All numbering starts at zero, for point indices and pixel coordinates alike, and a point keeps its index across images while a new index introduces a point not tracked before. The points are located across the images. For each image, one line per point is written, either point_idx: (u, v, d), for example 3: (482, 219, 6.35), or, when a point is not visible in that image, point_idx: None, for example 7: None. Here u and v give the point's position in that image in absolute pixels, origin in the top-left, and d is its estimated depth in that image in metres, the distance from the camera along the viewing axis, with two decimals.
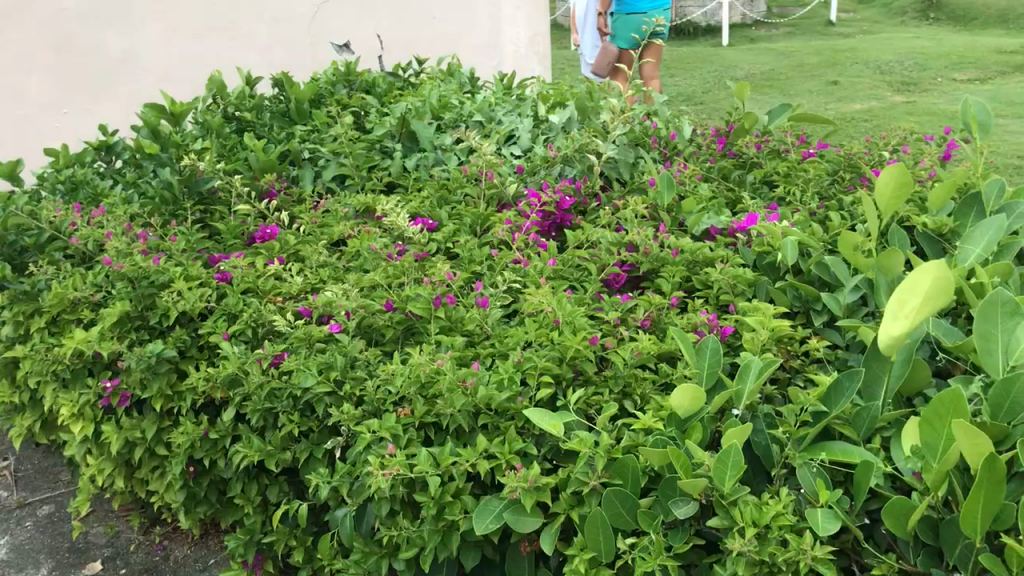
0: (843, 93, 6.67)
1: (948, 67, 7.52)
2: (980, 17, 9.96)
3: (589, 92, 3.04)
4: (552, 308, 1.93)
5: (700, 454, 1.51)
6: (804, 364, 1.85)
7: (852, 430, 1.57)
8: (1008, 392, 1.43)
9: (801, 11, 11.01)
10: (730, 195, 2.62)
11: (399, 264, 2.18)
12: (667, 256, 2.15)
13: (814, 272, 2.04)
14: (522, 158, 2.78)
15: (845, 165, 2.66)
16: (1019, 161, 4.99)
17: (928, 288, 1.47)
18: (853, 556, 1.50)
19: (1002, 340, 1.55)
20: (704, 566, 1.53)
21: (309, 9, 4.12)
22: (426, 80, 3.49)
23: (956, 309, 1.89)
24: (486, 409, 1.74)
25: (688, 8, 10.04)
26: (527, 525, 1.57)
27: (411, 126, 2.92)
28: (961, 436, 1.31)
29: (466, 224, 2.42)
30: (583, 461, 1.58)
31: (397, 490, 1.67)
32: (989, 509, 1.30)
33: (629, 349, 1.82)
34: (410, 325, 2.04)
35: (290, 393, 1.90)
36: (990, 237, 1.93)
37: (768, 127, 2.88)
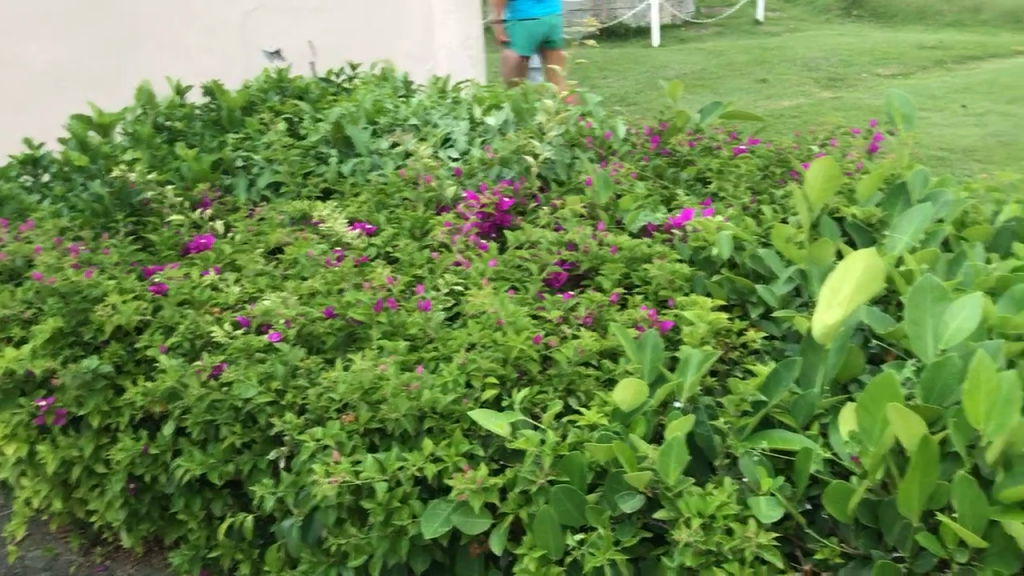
0: (771, 91, 6.80)
1: (871, 62, 7.70)
2: (899, 14, 10.23)
3: (523, 94, 3.06)
4: (494, 309, 1.94)
5: (644, 447, 1.53)
6: (742, 356, 1.88)
7: (791, 418, 1.60)
8: (938, 375, 1.49)
9: (728, 12, 11.19)
10: (665, 193, 2.65)
11: (337, 270, 2.16)
12: (606, 254, 2.17)
13: (748, 265, 2.09)
14: (459, 161, 2.78)
15: (775, 160, 2.71)
16: (943, 152, 5.13)
17: (860, 276, 1.55)
18: (796, 542, 1.52)
19: (931, 324, 1.59)
20: (652, 560, 1.55)
21: (238, 17, 4.09)
22: (360, 85, 3.46)
23: (887, 296, 1.93)
24: (431, 412, 1.73)
25: (618, 10, 10.14)
26: (475, 527, 1.58)
27: (345, 131, 2.90)
28: (895, 420, 1.34)
29: (405, 228, 2.41)
30: (530, 460, 1.59)
31: (344, 498, 1.66)
32: (925, 489, 1.34)
33: (572, 346, 1.83)
34: (351, 331, 2.01)
35: (231, 405, 1.88)
36: (916, 225, 2.01)
37: (700, 125, 2.92)
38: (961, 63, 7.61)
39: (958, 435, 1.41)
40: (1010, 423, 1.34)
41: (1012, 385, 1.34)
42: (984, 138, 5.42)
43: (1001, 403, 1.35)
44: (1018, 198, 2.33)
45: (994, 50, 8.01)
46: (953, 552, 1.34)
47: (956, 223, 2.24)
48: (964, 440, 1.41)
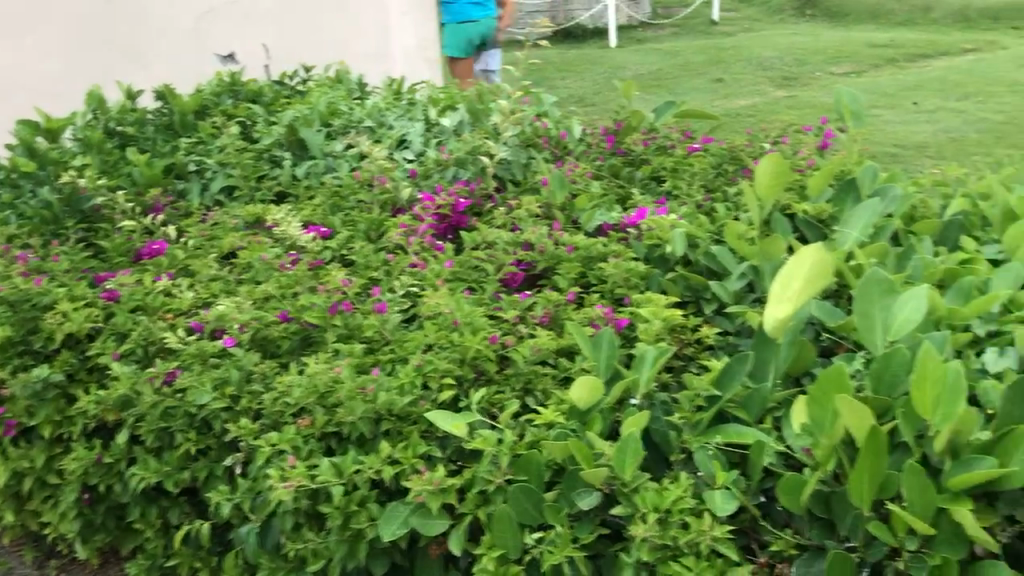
0: (726, 90, 6.87)
1: (825, 61, 7.81)
2: (852, 13, 10.37)
3: (478, 95, 3.05)
4: (450, 309, 1.93)
5: (600, 444, 1.54)
6: (697, 352, 1.90)
7: (745, 411, 1.62)
8: (887, 367, 1.51)
9: (684, 12, 11.27)
10: (620, 192, 2.66)
11: (292, 274, 2.14)
12: (562, 254, 2.18)
13: (702, 262, 2.11)
14: (414, 163, 2.77)
15: (728, 158, 2.74)
16: (896, 149, 5.21)
17: (809, 272, 1.59)
18: (752, 534, 1.53)
19: (879, 317, 1.62)
20: (611, 556, 1.55)
21: (190, 23, 4.05)
22: (314, 88, 3.44)
23: (838, 291, 1.95)
24: (388, 415, 1.72)
25: (575, 11, 10.16)
26: (434, 528, 1.57)
27: (299, 134, 2.88)
28: (845, 411, 1.36)
29: (361, 231, 2.39)
30: (487, 460, 1.59)
31: (301, 503, 1.65)
32: (875, 479, 1.36)
33: (529, 346, 1.83)
34: (306, 335, 2.00)
35: (185, 411, 1.86)
36: (865, 220, 2.04)
37: (654, 125, 2.94)
38: (911, 62, 7.73)
39: (906, 426, 1.43)
40: (957, 412, 1.37)
41: (958, 375, 1.37)
42: (935, 134, 5.52)
43: (949, 393, 1.37)
44: (964, 192, 2.37)
45: (944, 48, 8.15)
46: (903, 540, 1.37)
47: (905, 217, 2.28)
48: (913, 431, 1.44)
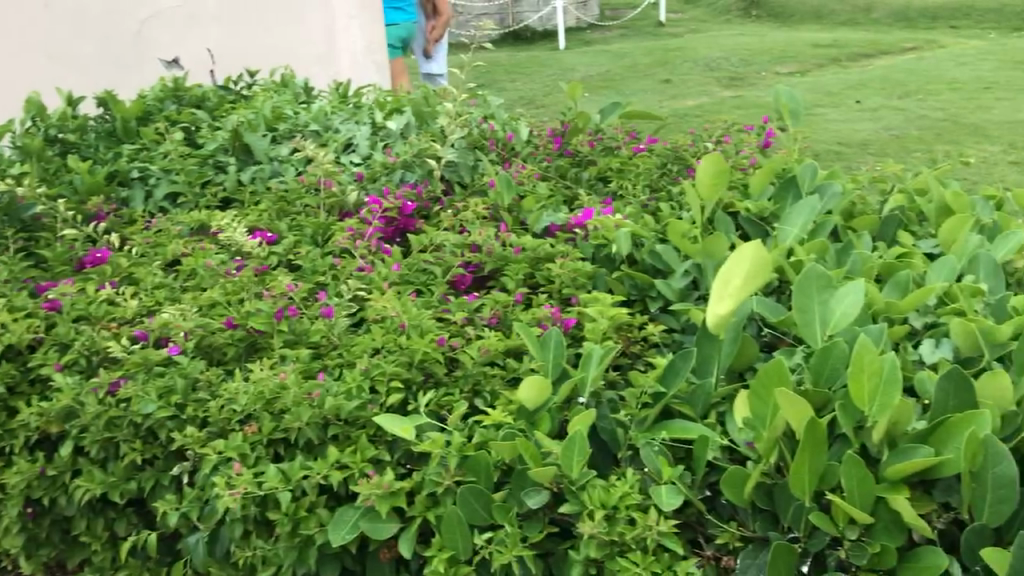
0: (674, 91, 6.93)
1: (770, 61, 7.92)
2: (796, 14, 10.54)
3: (425, 97, 3.06)
4: (396, 312, 1.93)
5: (547, 443, 1.56)
6: (644, 349, 1.93)
7: (690, 407, 1.65)
8: (826, 360, 1.55)
9: (631, 14, 11.36)
10: (567, 193, 2.68)
11: (237, 280, 2.13)
12: (509, 255, 2.18)
13: (647, 261, 2.14)
14: (361, 166, 2.76)
15: (673, 158, 2.78)
16: (839, 147, 5.31)
17: (746, 272, 1.66)
18: (698, 528, 1.55)
19: (818, 311, 1.65)
20: (561, 554, 1.56)
21: (134, 26, 3.99)
22: (259, 92, 3.41)
23: (779, 287, 1.98)
24: (335, 420, 1.72)
25: (524, 13, 10.17)
26: (383, 532, 1.57)
27: (244, 138, 2.85)
28: (784, 404, 1.39)
29: (307, 236, 2.38)
30: (436, 461, 1.59)
31: (249, 510, 1.63)
32: (814, 470, 1.39)
33: (476, 347, 1.83)
34: (253, 341, 1.99)
35: (130, 421, 1.83)
36: (805, 218, 2.08)
37: (600, 126, 2.97)
38: (854, 61, 7.87)
39: (844, 417, 1.46)
40: (893, 402, 1.41)
41: (893, 366, 1.40)
42: (877, 131, 5.63)
43: (884, 384, 1.41)
44: (901, 187, 2.43)
45: (886, 47, 8.32)
46: (844, 529, 1.40)
47: (845, 213, 2.32)
48: (851, 422, 1.47)
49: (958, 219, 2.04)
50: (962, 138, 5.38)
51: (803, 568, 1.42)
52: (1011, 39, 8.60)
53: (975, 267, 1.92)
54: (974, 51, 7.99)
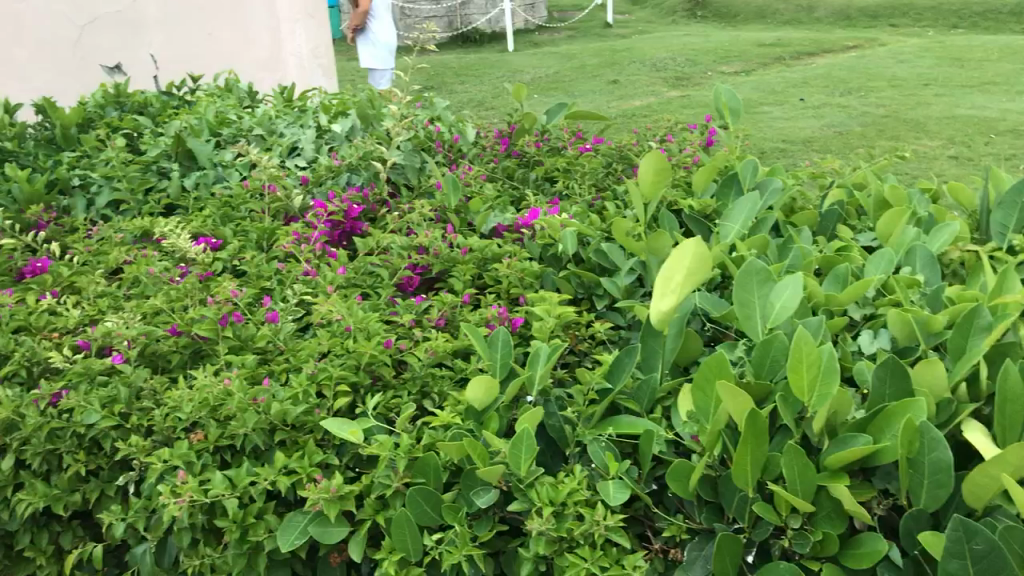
0: (623, 92, 6.97)
1: (716, 60, 8.02)
2: (740, 14, 10.68)
3: (370, 100, 3.05)
4: (342, 316, 1.92)
5: (495, 442, 1.56)
6: (591, 347, 1.95)
7: (636, 403, 1.67)
8: (767, 352, 1.57)
9: (579, 15, 11.42)
10: (515, 194, 2.69)
11: (181, 286, 2.10)
12: (456, 256, 2.18)
13: (593, 260, 2.15)
14: (306, 170, 2.74)
15: (618, 158, 2.81)
16: (785, 144, 5.39)
17: (690, 262, 1.68)
18: (646, 522, 1.57)
19: (759, 304, 1.68)
20: (511, 552, 1.57)
21: (73, 33, 3.93)
22: (203, 97, 3.37)
23: (722, 283, 2.01)
24: (282, 425, 1.70)
25: (472, 15, 10.16)
26: (332, 537, 1.56)
27: (187, 144, 2.82)
28: (726, 396, 1.41)
29: (252, 241, 2.36)
30: (384, 464, 1.59)
31: (196, 518, 1.61)
32: (757, 461, 1.41)
33: (423, 349, 1.83)
34: (198, 348, 1.96)
35: (74, 432, 1.80)
36: (745, 214, 2.11)
37: (546, 126, 2.98)
38: (797, 60, 8.01)
39: (785, 408, 1.48)
40: (832, 391, 1.44)
41: (831, 356, 1.43)
42: (821, 128, 5.72)
43: (823, 374, 1.44)
44: (840, 182, 2.48)
45: (828, 46, 8.46)
46: (787, 518, 1.42)
47: (786, 209, 2.36)
48: (792, 412, 1.49)
49: (895, 212, 2.09)
50: (903, 134, 5.49)
51: (748, 558, 1.44)
52: (949, 36, 8.80)
53: (911, 259, 1.97)
54: (913, 49, 8.15)
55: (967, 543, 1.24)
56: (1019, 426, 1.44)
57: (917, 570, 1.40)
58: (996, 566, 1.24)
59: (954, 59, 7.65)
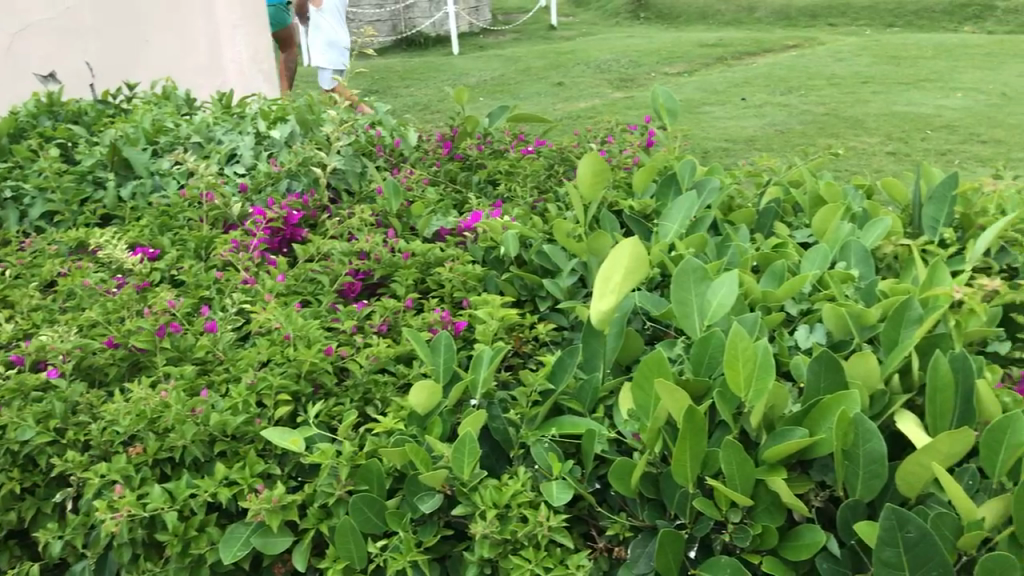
0: (567, 94, 7.01)
1: (659, 62, 8.09)
2: (683, 14, 10.80)
3: (309, 105, 3.03)
4: (280, 324, 1.89)
5: (438, 447, 1.56)
6: (535, 348, 1.95)
7: (579, 403, 1.68)
8: (705, 349, 1.59)
9: (523, 18, 11.45)
10: (457, 197, 2.69)
11: (118, 298, 2.06)
12: (398, 261, 2.18)
13: (536, 261, 2.16)
14: (245, 177, 2.71)
15: (559, 160, 2.82)
16: (728, 144, 5.46)
17: (627, 262, 1.72)
18: (589, 521, 1.58)
19: (696, 302, 1.70)
20: (456, 556, 1.56)
21: (4, 40, 3.76)
22: (139, 105, 3.32)
23: (662, 282, 2.04)
24: (222, 436, 1.68)
25: (416, 19, 10.11)
26: (275, 547, 1.54)
27: (123, 153, 2.78)
28: (664, 394, 1.43)
29: (190, 249, 2.33)
30: (326, 472, 1.58)
31: (135, 533, 1.58)
32: (696, 457, 1.43)
33: (364, 355, 1.82)
34: (135, 360, 1.93)
35: (7, 449, 1.75)
36: (684, 213, 2.15)
37: (487, 129, 2.98)
38: (739, 60, 8.11)
39: (723, 404, 1.50)
40: (768, 386, 1.46)
41: (766, 352, 1.45)
42: (763, 127, 5.79)
43: (759, 369, 1.46)
44: (776, 180, 2.51)
45: (769, 45, 8.58)
46: (727, 513, 1.44)
47: (724, 207, 2.39)
48: (729, 408, 1.51)
49: (829, 209, 2.12)
50: (843, 132, 5.59)
51: (691, 554, 1.45)
52: (886, 34, 8.97)
53: (846, 255, 2.01)
54: (850, 48, 8.31)
55: (900, 531, 1.27)
56: (950, 415, 1.48)
57: (854, 559, 1.42)
58: (928, 553, 1.26)
59: (890, 57, 7.81)
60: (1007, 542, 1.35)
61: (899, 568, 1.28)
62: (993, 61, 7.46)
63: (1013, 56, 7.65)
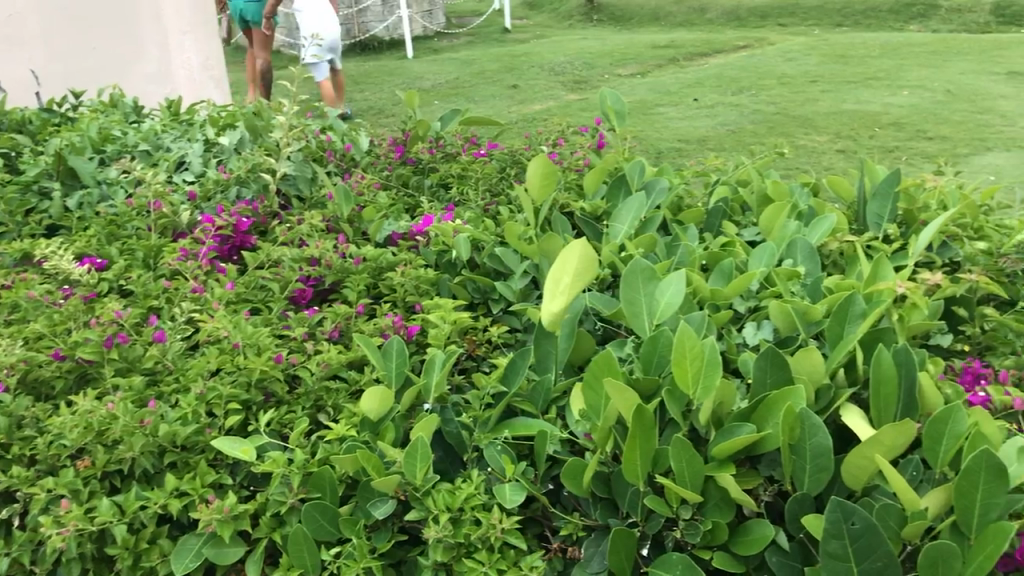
0: (523, 96, 7.02)
1: (612, 63, 8.14)
2: (636, 16, 10.87)
3: (258, 111, 3.01)
4: (229, 332, 1.88)
5: (390, 453, 1.56)
6: (488, 351, 1.97)
7: (531, 405, 1.69)
8: (655, 348, 1.61)
9: (477, 21, 11.45)
10: (409, 202, 2.69)
11: (64, 309, 2.03)
12: (350, 266, 2.17)
13: (489, 264, 2.16)
14: (194, 184, 2.69)
15: (511, 163, 2.83)
16: (680, 144, 5.50)
17: (576, 265, 1.73)
18: (544, 522, 1.59)
19: (645, 302, 1.72)
20: (411, 561, 1.56)
21: None
22: (86, 114, 3.28)
23: (613, 283, 2.05)
24: (172, 447, 1.67)
25: (369, 23, 10.06)
26: (227, 558, 1.53)
27: (68, 162, 2.73)
28: (613, 393, 1.44)
29: (138, 259, 2.30)
30: (278, 481, 1.56)
31: (84, 547, 1.55)
32: (646, 456, 1.44)
33: (316, 362, 1.81)
34: (82, 372, 1.90)
35: None
36: (634, 214, 2.17)
37: (439, 133, 2.96)
38: (691, 61, 8.18)
39: (672, 403, 1.52)
40: (715, 384, 1.48)
41: (713, 350, 1.47)
42: (714, 127, 5.86)
43: (706, 367, 1.48)
44: (724, 180, 2.54)
45: (720, 46, 8.67)
46: (678, 510, 1.45)
47: (673, 208, 2.41)
48: (678, 406, 1.53)
49: (776, 207, 2.16)
50: (794, 131, 5.66)
51: (643, 551, 1.47)
52: (835, 34, 9.10)
53: (792, 251, 2.03)
54: (799, 48, 8.41)
55: (845, 523, 1.29)
56: (893, 408, 1.51)
57: (803, 553, 1.44)
58: (873, 544, 1.29)
59: (839, 57, 7.92)
60: (950, 530, 1.38)
61: (845, 559, 1.30)
62: (939, 59, 7.61)
63: (958, 53, 7.79)
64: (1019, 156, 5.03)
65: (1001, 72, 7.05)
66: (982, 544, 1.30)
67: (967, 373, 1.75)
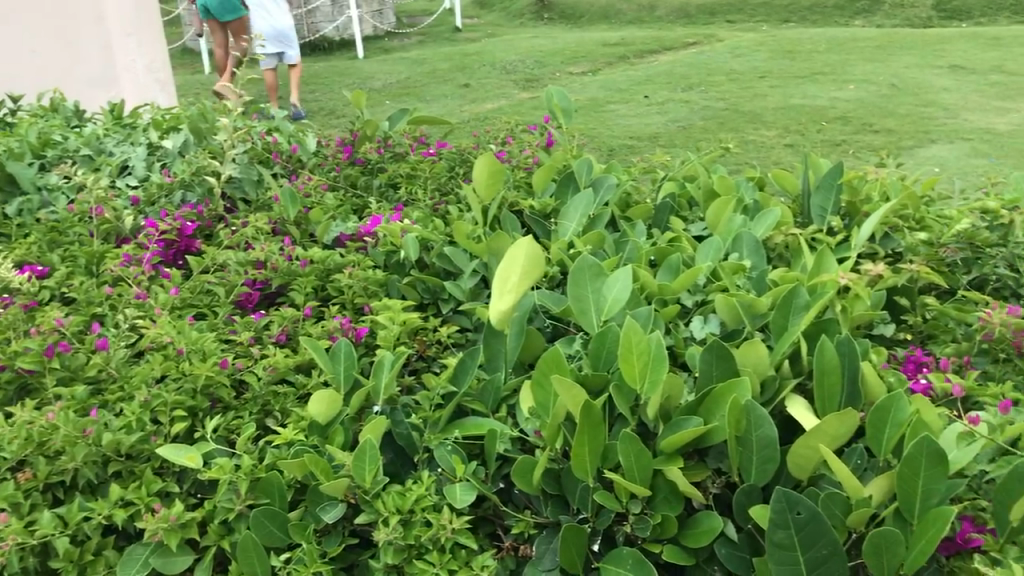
0: (474, 96, 7.01)
1: (563, 62, 8.16)
2: (586, 14, 10.91)
3: (202, 113, 2.96)
4: (173, 338, 1.85)
5: (337, 455, 1.54)
6: (438, 351, 1.96)
7: (481, 404, 1.69)
8: (603, 344, 1.62)
9: (427, 20, 11.40)
10: (357, 202, 2.67)
11: (2, 318, 1.98)
12: (295, 269, 2.15)
13: (437, 264, 2.16)
14: (137, 189, 2.64)
15: (459, 162, 2.82)
16: (632, 141, 5.52)
17: (524, 263, 1.76)
18: (496, 521, 1.59)
19: (593, 299, 1.73)
20: (362, 564, 1.55)
21: None
22: (24, 119, 3.21)
23: (562, 280, 2.06)
24: (115, 456, 1.64)
25: (319, 24, 9.97)
26: (175, 567, 1.51)
27: (7, 168, 2.67)
28: (561, 390, 1.44)
29: (80, 266, 2.26)
30: (225, 488, 1.54)
31: (26, 561, 1.52)
32: (595, 451, 1.45)
33: (262, 366, 1.80)
34: (23, 383, 1.85)
35: None
36: (582, 211, 2.18)
37: (388, 133, 2.94)
38: (641, 58, 8.23)
39: (620, 398, 1.53)
40: (661, 379, 1.49)
41: (658, 345, 1.48)
42: (665, 124, 5.89)
43: (652, 362, 1.49)
44: (671, 176, 2.56)
45: (669, 43, 8.73)
46: (628, 504, 1.46)
47: (621, 204, 2.43)
48: (627, 401, 1.54)
49: (721, 201, 2.18)
50: (741, 126, 5.72)
51: (595, 547, 1.48)
52: (782, 30, 9.20)
53: (738, 246, 2.05)
54: (748, 43, 8.50)
55: (790, 512, 1.30)
56: (836, 397, 1.53)
57: (752, 544, 1.45)
58: (817, 531, 1.30)
59: (787, 52, 8.01)
60: (893, 516, 1.40)
61: (792, 548, 1.32)
62: (883, 54, 7.74)
63: (902, 48, 7.93)
64: (961, 147, 5.14)
65: (943, 66, 7.18)
66: (924, 528, 1.32)
67: (910, 362, 1.78)
